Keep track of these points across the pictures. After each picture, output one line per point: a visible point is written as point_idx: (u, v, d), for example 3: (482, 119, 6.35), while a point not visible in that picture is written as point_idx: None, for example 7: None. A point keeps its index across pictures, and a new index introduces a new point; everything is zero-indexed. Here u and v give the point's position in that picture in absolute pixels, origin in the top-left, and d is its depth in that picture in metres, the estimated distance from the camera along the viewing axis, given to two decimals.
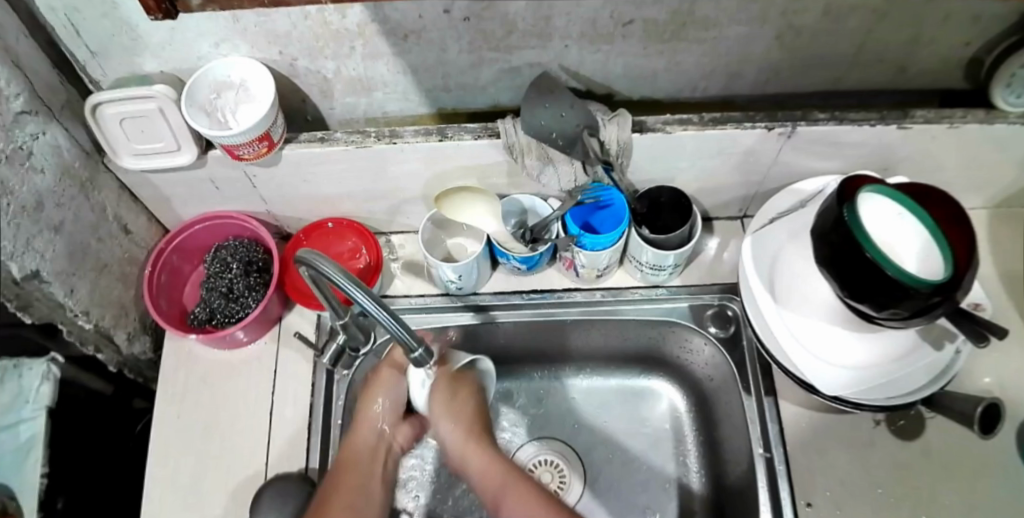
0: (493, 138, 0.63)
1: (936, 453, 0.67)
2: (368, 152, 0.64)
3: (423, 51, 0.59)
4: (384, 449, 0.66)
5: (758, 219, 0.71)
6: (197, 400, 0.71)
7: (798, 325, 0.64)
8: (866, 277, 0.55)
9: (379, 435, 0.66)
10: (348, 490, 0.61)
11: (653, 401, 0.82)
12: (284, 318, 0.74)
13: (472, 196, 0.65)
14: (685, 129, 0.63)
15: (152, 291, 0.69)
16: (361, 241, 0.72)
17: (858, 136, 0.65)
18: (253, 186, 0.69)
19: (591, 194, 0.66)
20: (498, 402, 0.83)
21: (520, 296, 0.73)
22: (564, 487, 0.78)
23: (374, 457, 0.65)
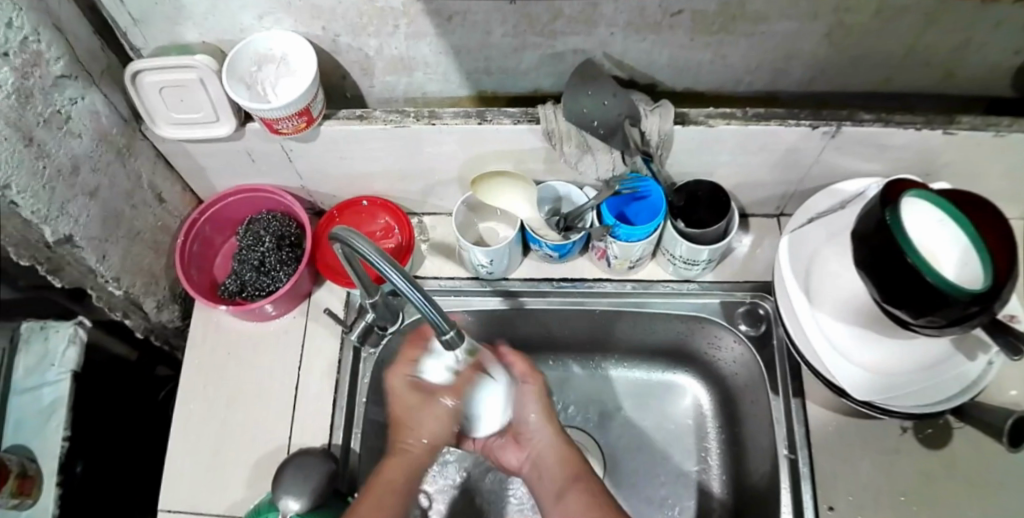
0: (532, 123, 0.62)
1: (963, 464, 0.66)
2: (406, 132, 0.63)
3: (466, 32, 0.59)
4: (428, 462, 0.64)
5: (797, 217, 0.70)
6: (225, 370, 0.71)
7: (834, 326, 0.63)
8: (905, 282, 0.55)
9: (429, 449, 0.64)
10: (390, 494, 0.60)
11: (676, 396, 0.81)
12: (313, 294, 0.73)
13: (510, 180, 0.66)
14: (727, 123, 0.62)
15: (184, 260, 0.69)
16: (394, 221, 0.72)
17: (903, 140, 0.64)
18: (289, 160, 0.68)
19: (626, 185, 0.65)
20: None
21: (550, 283, 0.73)
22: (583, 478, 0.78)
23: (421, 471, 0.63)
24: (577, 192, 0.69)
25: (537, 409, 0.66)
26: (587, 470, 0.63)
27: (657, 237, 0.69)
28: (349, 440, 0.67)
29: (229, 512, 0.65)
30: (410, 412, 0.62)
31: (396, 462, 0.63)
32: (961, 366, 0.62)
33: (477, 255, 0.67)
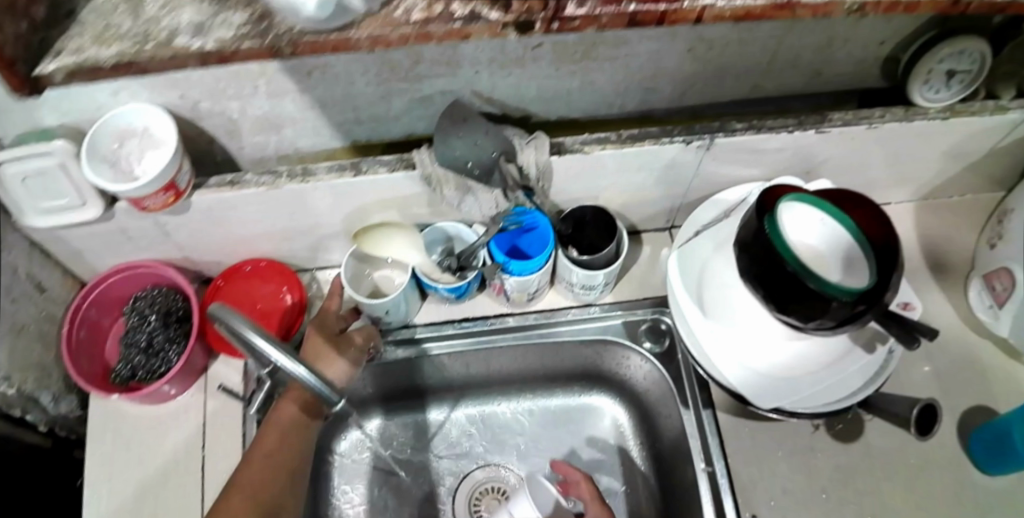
0: (408, 169, 0.62)
1: (879, 454, 0.68)
2: (280, 192, 0.62)
3: (329, 86, 0.57)
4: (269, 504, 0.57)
5: (685, 231, 0.71)
6: (129, 456, 0.68)
7: (728, 337, 0.64)
8: (792, 289, 0.56)
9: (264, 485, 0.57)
10: None
11: (595, 418, 0.81)
12: (210, 368, 0.72)
13: (376, 234, 0.65)
14: (603, 148, 0.62)
15: (72, 349, 0.66)
16: (283, 282, 0.70)
17: (778, 143, 0.65)
18: (166, 234, 0.66)
19: (517, 220, 0.66)
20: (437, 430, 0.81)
21: (452, 326, 0.73)
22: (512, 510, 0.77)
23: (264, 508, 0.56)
24: (462, 229, 0.68)
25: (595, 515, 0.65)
26: None
27: (553, 267, 0.69)
28: None
29: None
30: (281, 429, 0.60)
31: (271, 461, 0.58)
32: (859, 362, 0.63)
33: (370, 308, 0.66)
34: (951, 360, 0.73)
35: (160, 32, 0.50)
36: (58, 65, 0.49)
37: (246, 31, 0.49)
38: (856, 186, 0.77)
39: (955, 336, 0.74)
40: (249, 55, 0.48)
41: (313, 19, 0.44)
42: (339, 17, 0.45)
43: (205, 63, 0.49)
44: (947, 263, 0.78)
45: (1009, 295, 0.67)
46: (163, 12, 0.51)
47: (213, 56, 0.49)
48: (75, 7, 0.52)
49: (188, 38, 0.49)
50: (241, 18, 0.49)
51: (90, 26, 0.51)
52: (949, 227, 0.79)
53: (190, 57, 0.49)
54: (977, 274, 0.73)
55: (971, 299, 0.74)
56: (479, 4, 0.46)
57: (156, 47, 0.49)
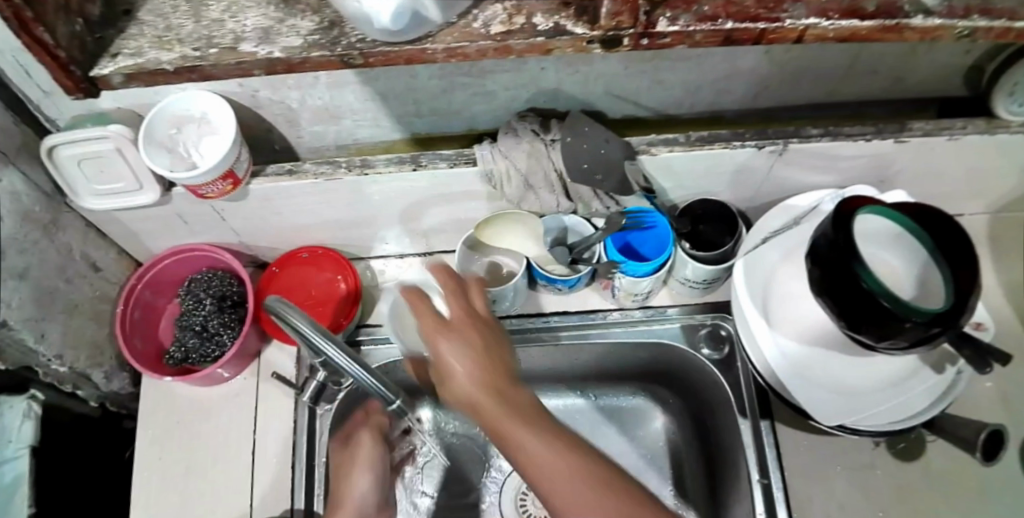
0: (469, 164, 0.60)
1: (938, 474, 0.66)
2: (338, 184, 0.61)
3: (391, 79, 0.56)
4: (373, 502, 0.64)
5: (751, 238, 0.66)
6: (177, 437, 0.67)
7: (795, 350, 0.62)
8: (863, 305, 0.54)
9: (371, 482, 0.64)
10: None
11: (646, 420, 0.79)
12: (263, 352, 0.70)
13: (498, 223, 0.64)
14: (670, 150, 0.60)
15: (127, 329, 0.66)
16: (336, 271, 0.68)
17: (854, 151, 0.63)
18: (221, 219, 0.66)
19: (653, 220, 0.64)
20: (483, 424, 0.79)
21: (507, 322, 0.70)
22: None
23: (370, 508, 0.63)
24: (576, 219, 0.65)
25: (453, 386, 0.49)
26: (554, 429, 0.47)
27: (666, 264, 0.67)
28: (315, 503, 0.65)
29: None
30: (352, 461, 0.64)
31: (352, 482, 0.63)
32: (926, 380, 0.61)
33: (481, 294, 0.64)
34: (1019, 382, 0.70)
35: (225, 37, 0.49)
36: (116, 68, 0.49)
37: (317, 39, 0.48)
38: (929, 196, 0.73)
39: None
40: (320, 63, 0.47)
41: (385, 31, 0.43)
42: (414, 29, 0.44)
43: (270, 72, 0.48)
44: (1022, 279, 0.74)
45: None
46: (228, 15, 0.51)
47: (281, 65, 0.48)
48: (133, 6, 0.53)
49: (254, 45, 0.49)
50: (308, 26, 0.49)
51: (149, 28, 0.51)
52: None
53: (256, 65, 0.48)
54: None
55: None
56: (563, 19, 0.45)
57: (220, 54, 0.48)
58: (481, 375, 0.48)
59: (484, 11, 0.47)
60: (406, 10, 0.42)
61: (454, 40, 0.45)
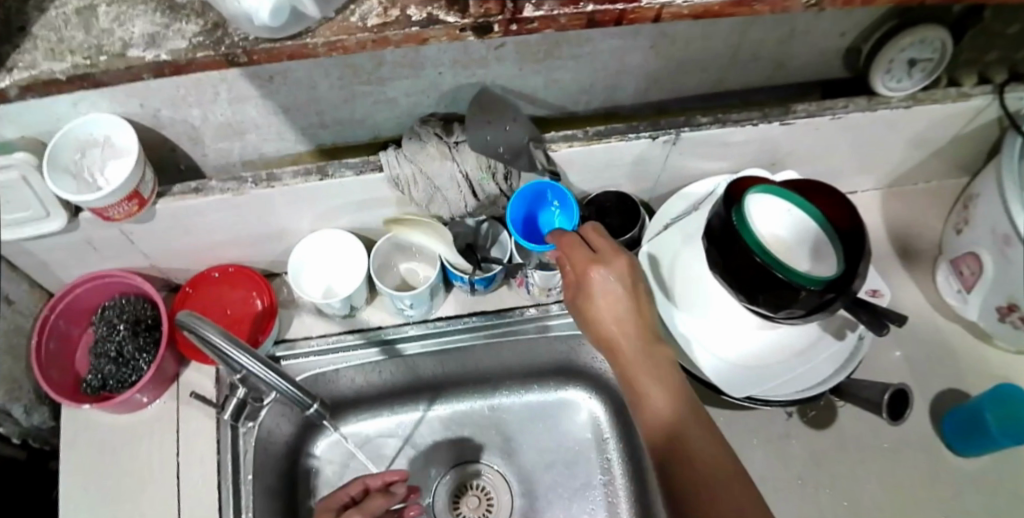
0: (376, 171, 0.61)
1: (850, 438, 0.69)
2: (247, 198, 0.61)
3: (292, 90, 0.57)
4: None
5: (652, 224, 0.68)
6: (99, 469, 0.66)
7: (701, 328, 0.64)
8: (763, 278, 0.57)
9: None
10: None
11: (571, 413, 0.78)
12: (182, 375, 0.70)
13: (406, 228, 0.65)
14: (570, 145, 0.62)
15: (41, 360, 0.65)
16: (252, 288, 0.67)
17: (743, 136, 0.66)
18: (132, 243, 0.65)
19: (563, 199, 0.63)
20: (410, 433, 0.78)
21: (426, 324, 0.69)
22: (492, 511, 0.75)
23: None
24: (489, 222, 0.67)
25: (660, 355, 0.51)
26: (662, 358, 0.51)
27: None
28: None
29: None
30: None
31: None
32: (828, 348, 0.65)
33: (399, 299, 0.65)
34: (921, 345, 0.74)
35: (113, 44, 0.49)
36: (13, 80, 0.48)
37: (200, 41, 0.48)
38: (823, 174, 0.78)
39: (925, 321, 0.75)
40: (205, 64, 0.47)
41: (266, 27, 0.44)
42: (292, 24, 0.45)
43: (160, 73, 0.49)
44: (914, 247, 0.79)
45: (976, 280, 0.69)
46: (116, 24, 0.50)
47: (168, 67, 0.48)
48: (28, 22, 0.51)
49: (141, 50, 0.49)
50: (193, 29, 0.49)
51: (42, 40, 0.49)
52: (916, 213, 0.80)
53: (145, 69, 0.48)
54: (945, 258, 0.74)
55: (940, 282, 0.75)
56: (436, 9, 0.46)
57: (111, 61, 0.48)
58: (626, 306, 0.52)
59: (360, 4, 0.47)
60: (284, 4, 0.42)
61: (333, 34, 0.46)
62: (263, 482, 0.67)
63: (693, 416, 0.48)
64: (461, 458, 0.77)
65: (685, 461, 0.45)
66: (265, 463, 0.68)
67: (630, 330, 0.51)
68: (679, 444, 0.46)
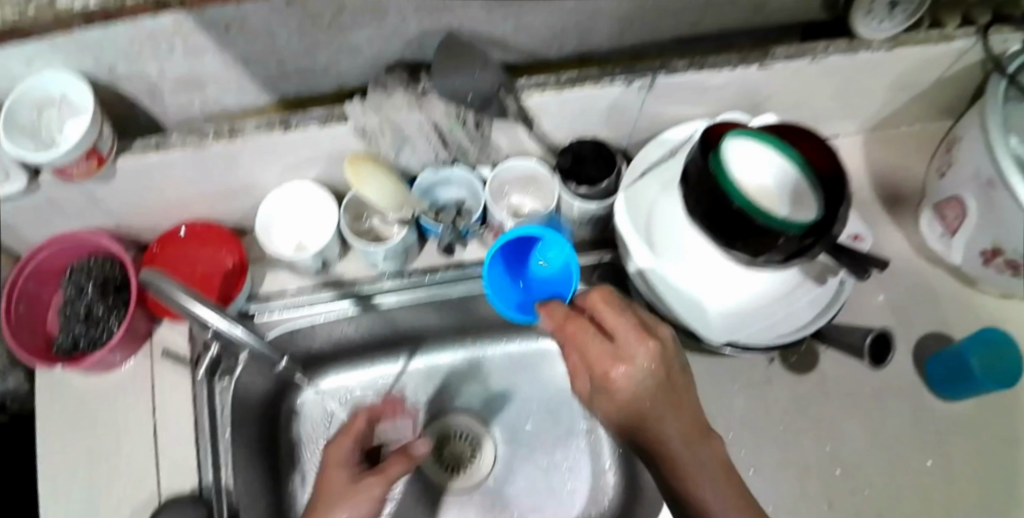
0: (338, 122, 0.60)
1: (834, 381, 0.69)
2: (210, 153, 0.60)
3: (249, 41, 0.54)
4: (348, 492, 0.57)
5: (630, 172, 0.66)
6: (78, 429, 0.66)
7: (681, 275, 0.63)
8: (742, 225, 0.55)
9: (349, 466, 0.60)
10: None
11: (554, 361, 0.79)
12: (155, 331, 0.69)
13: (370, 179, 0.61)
14: (543, 92, 0.60)
15: (10, 321, 0.64)
16: (220, 246, 0.66)
17: (719, 80, 0.64)
18: (95, 202, 0.63)
19: (551, 258, 0.61)
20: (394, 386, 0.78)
21: (402, 277, 0.68)
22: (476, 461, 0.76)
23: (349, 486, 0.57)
24: (463, 172, 0.66)
25: (683, 404, 0.50)
26: (693, 418, 0.51)
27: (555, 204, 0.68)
28: (222, 479, 0.64)
29: None
30: (333, 496, 0.56)
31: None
32: (806, 295, 0.65)
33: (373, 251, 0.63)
34: (904, 290, 0.74)
35: None
36: None
37: None
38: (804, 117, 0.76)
39: (907, 266, 0.75)
40: (136, 12, 0.46)
41: None
42: None
43: (91, 22, 0.46)
44: (897, 192, 0.78)
45: (959, 224, 0.68)
46: None
47: (97, 14, 0.46)
48: None
49: None
50: None
51: None
52: (899, 157, 0.79)
53: (74, 17, 0.46)
54: (929, 203, 0.73)
55: (924, 229, 0.73)
56: None
57: (38, 10, 0.46)
58: (649, 377, 0.49)
59: None
60: None
61: None
62: (243, 438, 0.67)
63: (683, 443, 0.49)
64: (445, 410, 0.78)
65: (683, 481, 0.49)
66: (245, 419, 0.68)
67: (665, 406, 0.50)
68: (677, 473, 0.50)
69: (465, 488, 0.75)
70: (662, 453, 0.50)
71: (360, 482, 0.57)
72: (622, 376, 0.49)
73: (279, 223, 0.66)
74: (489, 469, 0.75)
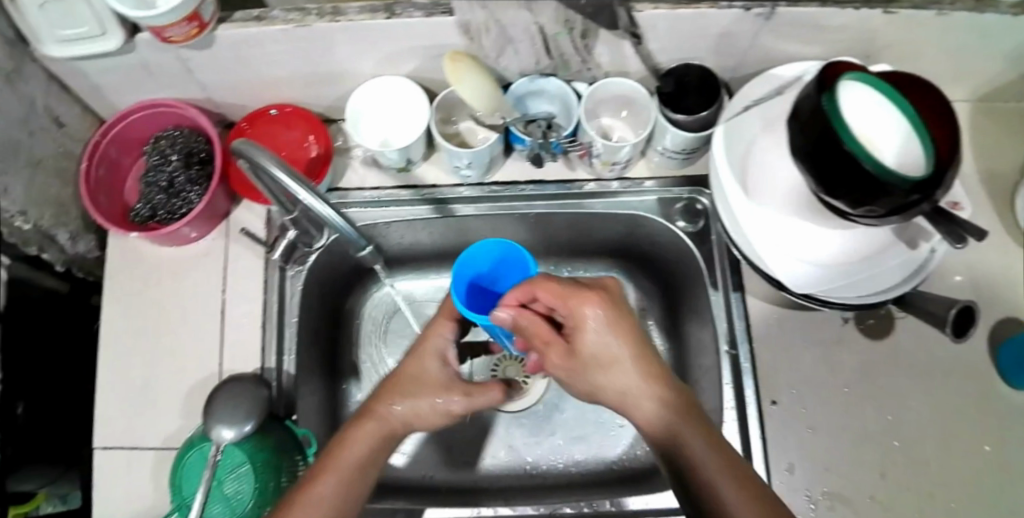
0: (446, 15, 0.57)
1: (905, 352, 0.66)
2: (309, 31, 0.58)
3: None
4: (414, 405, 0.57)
5: (732, 104, 0.63)
6: (147, 297, 0.68)
7: (770, 220, 0.61)
8: (844, 170, 0.51)
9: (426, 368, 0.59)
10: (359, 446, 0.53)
11: (621, 294, 0.80)
12: (233, 212, 0.69)
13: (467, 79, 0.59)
14: (656, 7, 0.57)
15: (91, 185, 0.65)
16: (308, 129, 0.67)
17: (839, 20, 0.60)
18: (190, 70, 0.63)
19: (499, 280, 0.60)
20: None
21: (482, 188, 0.69)
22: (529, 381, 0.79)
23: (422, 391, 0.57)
24: (558, 86, 0.64)
25: (665, 393, 0.47)
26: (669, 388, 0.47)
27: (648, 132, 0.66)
28: (283, 363, 0.66)
29: (164, 445, 0.65)
30: (412, 386, 0.58)
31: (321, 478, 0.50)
32: (895, 257, 0.61)
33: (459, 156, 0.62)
34: (996, 273, 0.70)
35: None
36: None
37: None
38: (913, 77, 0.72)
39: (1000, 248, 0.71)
40: None
41: None
42: None
43: None
44: (999, 169, 0.74)
45: None
46: None
47: None
48: None
49: None
50: None
51: None
52: (1006, 133, 0.75)
53: None
54: None
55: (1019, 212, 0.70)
56: None
57: None
58: (612, 343, 0.47)
59: None
60: None
61: None
62: (307, 328, 0.69)
63: (702, 448, 0.44)
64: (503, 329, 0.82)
65: (703, 489, 0.43)
66: (311, 310, 0.70)
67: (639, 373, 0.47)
68: (708, 483, 0.43)
69: (501, 408, 0.78)
70: (682, 466, 0.45)
71: (449, 373, 0.59)
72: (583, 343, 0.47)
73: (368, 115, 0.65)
74: (544, 386, 0.78)
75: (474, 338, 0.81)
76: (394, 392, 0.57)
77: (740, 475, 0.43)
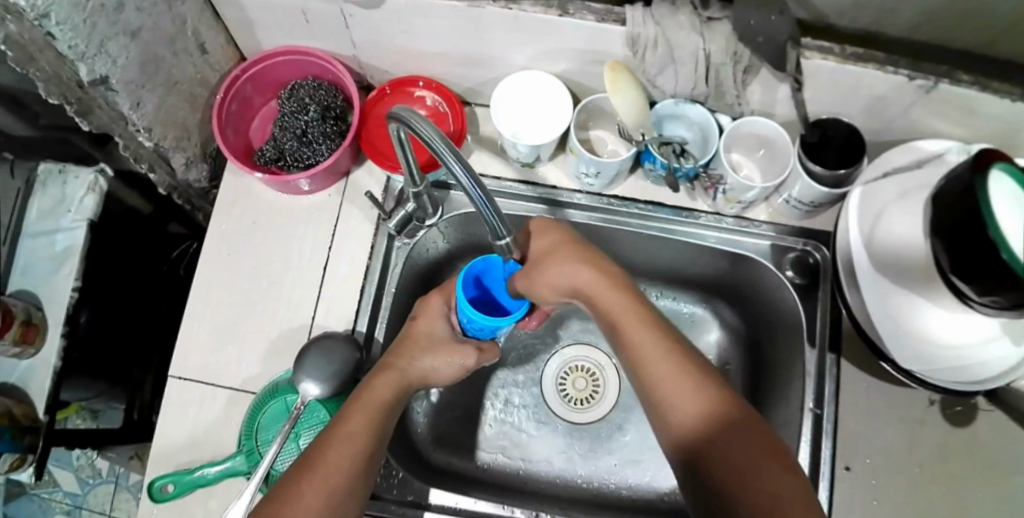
0: (616, 24, 0.56)
1: (983, 445, 0.65)
2: (477, 13, 0.57)
3: None
4: (412, 366, 0.60)
5: (870, 169, 0.63)
6: (255, 236, 0.71)
7: (880, 286, 0.60)
8: (978, 258, 0.47)
9: (436, 329, 0.62)
10: (373, 403, 0.56)
11: (701, 331, 0.84)
12: (352, 173, 0.72)
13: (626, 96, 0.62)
14: (824, 59, 0.56)
15: (221, 117, 0.66)
16: (447, 107, 0.69)
17: (997, 109, 0.58)
18: (346, 26, 0.63)
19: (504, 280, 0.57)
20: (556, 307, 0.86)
21: (602, 199, 0.71)
22: (597, 394, 0.83)
23: (432, 350, 0.61)
24: (700, 113, 0.65)
25: (699, 376, 0.47)
26: (698, 370, 0.48)
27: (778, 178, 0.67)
28: (374, 329, 0.68)
29: (242, 385, 0.67)
30: (423, 345, 0.61)
31: (351, 419, 0.54)
32: (998, 350, 0.57)
33: (592, 163, 0.63)
34: None
35: None
36: None
37: None
38: None
39: None
40: None
41: None
42: None
43: None
44: None
45: None
46: None
47: None
48: None
49: None
50: None
51: None
52: None
53: None
54: None
55: None
56: None
57: None
58: (586, 280, 0.54)
59: None
60: None
61: None
62: (402, 297, 0.72)
63: (725, 438, 0.43)
64: (586, 340, 0.85)
65: (713, 470, 0.42)
66: (407, 281, 0.73)
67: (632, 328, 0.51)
68: (733, 461, 0.42)
69: (563, 413, 0.82)
70: (704, 452, 0.44)
71: (458, 341, 0.62)
72: (561, 272, 0.54)
73: (509, 105, 0.66)
74: (609, 406, 0.82)
75: (554, 341, 0.85)
76: (410, 348, 0.61)
77: (775, 477, 0.41)
